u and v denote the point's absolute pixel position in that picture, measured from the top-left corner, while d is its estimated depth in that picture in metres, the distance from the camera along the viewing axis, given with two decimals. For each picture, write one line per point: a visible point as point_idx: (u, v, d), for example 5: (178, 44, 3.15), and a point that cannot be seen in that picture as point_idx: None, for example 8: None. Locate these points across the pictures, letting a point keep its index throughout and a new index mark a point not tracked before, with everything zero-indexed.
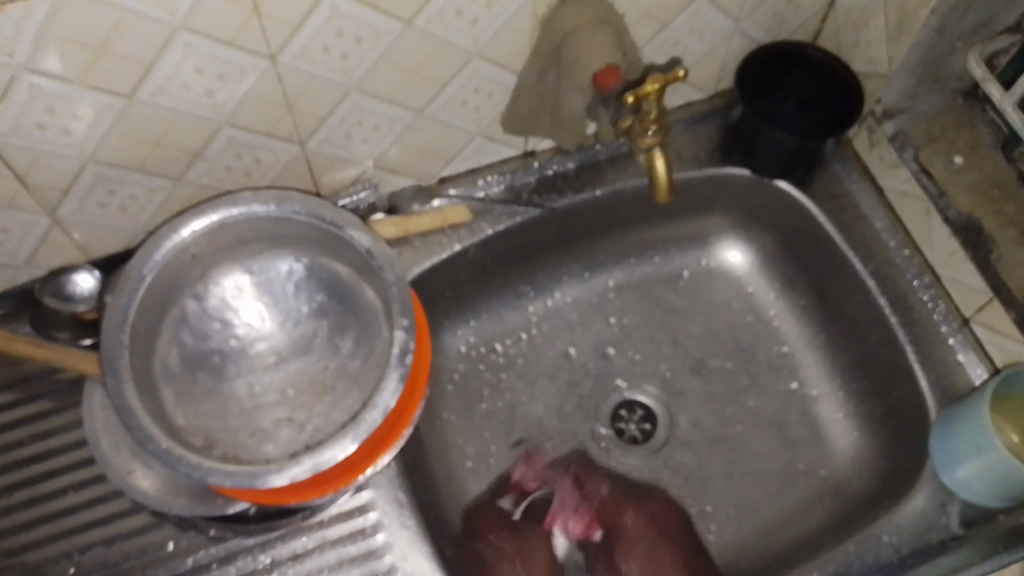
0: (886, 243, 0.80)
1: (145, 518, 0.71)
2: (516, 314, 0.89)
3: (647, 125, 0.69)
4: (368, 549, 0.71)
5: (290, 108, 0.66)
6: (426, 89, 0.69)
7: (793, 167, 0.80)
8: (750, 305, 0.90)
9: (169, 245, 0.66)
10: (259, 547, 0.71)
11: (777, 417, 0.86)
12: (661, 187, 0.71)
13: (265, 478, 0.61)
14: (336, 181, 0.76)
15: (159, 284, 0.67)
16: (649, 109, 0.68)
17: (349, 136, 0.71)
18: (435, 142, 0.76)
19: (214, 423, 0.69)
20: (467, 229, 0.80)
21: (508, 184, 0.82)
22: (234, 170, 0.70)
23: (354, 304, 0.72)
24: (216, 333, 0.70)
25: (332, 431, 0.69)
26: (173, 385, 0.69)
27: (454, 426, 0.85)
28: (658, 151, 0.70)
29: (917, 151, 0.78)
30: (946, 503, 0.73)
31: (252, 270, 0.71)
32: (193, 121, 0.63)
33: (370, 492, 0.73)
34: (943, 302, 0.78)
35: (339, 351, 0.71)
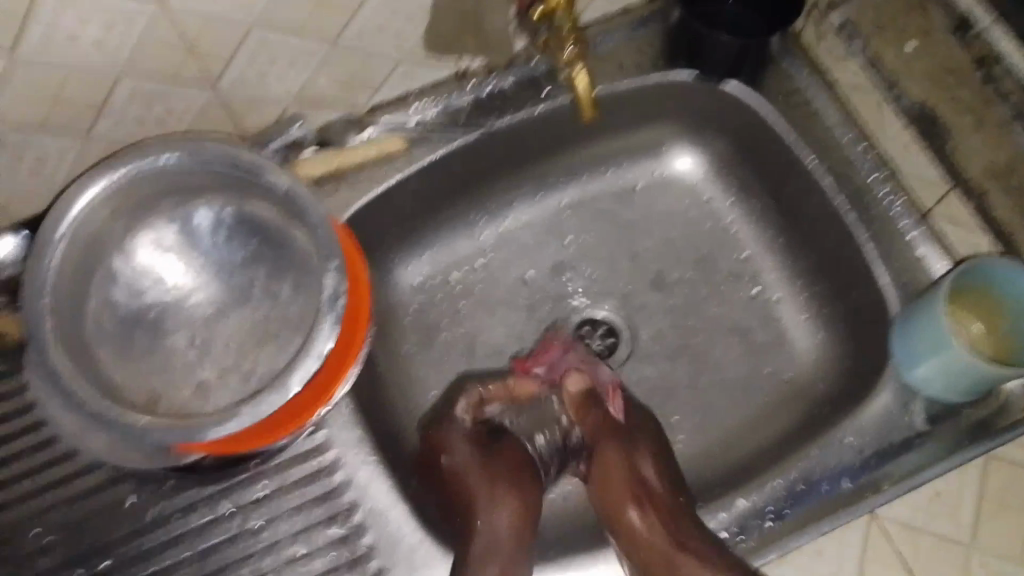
0: (840, 138, 0.77)
1: (103, 477, 0.71)
2: (469, 241, 0.87)
3: (562, 40, 0.65)
4: (327, 489, 0.70)
5: (192, 51, 0.62)
6: (338, 17, 0.65)
7: (737, 69, 0.77)
8: (707, 213, 0.88)
9: (82, 203, 0.64)
10: (220, 494, 0.71)
11: (740, 324, 0.85)
12: (586, 104, 0.67)
13: (204, 431, 0.60)
14: (259, 120, 0.73)
15: (79, 245, 0.65)
16: (562, 23, 0.64)
17: (264, 74, 0.68)
18: (358, 71, 0.72)
19: (156, 380, 0.68)
20: (403, 158, 0.77)
21: (444, 107, 0.78)
22: (147, 120, 0.67)
23: (287, 247, 0.70)
24: (150, 288, 0.69)
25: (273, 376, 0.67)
26: (110, 345, 0.67)
27: (414, 359, 0.84)
28: (580, 66, 0.66)
29: (865, 42, 0.76)
30: (909, 402, 0.71)
31: (176, 221, 0.69)
32: (89, 75, 0.60)
33: (325, 433, 0.71)
34: (901, 197, 0.75)
35: (278, 297, 0.70)
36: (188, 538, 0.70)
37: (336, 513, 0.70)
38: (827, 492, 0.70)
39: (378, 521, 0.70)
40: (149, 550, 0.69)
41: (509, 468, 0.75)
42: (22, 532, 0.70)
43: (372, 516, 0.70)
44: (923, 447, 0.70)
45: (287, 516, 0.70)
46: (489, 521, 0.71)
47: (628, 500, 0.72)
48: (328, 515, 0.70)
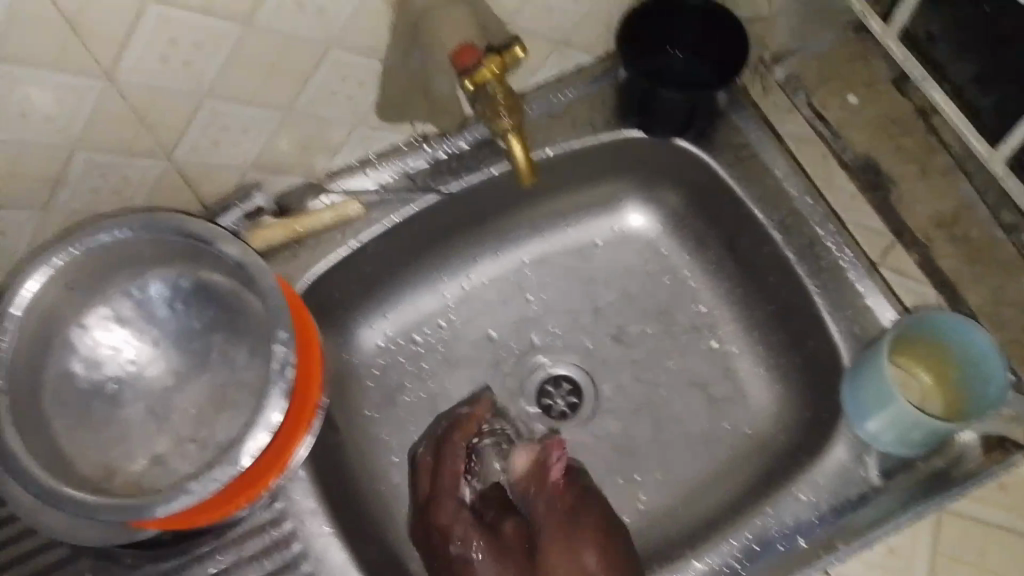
0: (789, 192, 0.76)
1: (61, 553, 0.70)
2: (431, 300, 0.88)
3: (497, 108, 0.67)
4: (285, 561, 0.70)
5: (144, 123, 0.63)
6: (289, 85, 0.67)
7: (691, 121, 0.77)
8: (665, 267, 0.89)
9: (37, 279, 0.64)
10: (175, 570, 0.70)
11: (701, 376, 0.85)
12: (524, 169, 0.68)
13: (152, 508, 0.61)
14: (216, 188, 0.74)
15: (34, 321, 0.65)
16: (495, 91, 0.66)
17: (217, 143, 0.68)
18: (314, 137, 0.74)
19: (113, 452, 0.68)
20: (361, 222, 0.78)
21: (402, 170, 0.80)
22: (103, 192, 0.67)
23: (243, 315, 0.70)
24: (109, 360, 0.69)
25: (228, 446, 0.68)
26: (67, 418, 0.67)
27: (377, 422, 0.84)
28: (515, 134, 0.68)
29: (809, 94, 0.78)
30: (863, 454, 0.73)
31: (133, 293, 0.70)
32: (43, 151, 0.60)
33: (282, 503, 0.72)
34: (850, 248, 0.74)
35: (235, 364, 0.70)
36: None
37: None
38: (784, 549, 0.71)
39: None
40: None
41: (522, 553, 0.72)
42: None
43: None
44: (877, 501, 0.70)
45: None
46: None
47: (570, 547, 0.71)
48: None
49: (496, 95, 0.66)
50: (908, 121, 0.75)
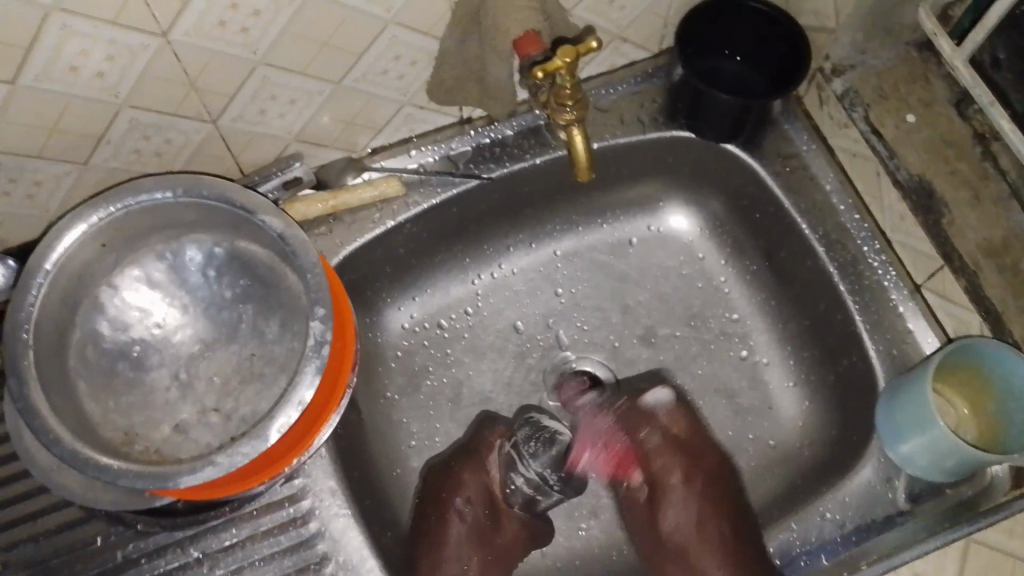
0: (835, 206, 0.77)
1: (74, 514, 0.69)
2: (461, 286, 0.87)
3: (562, 100, 0.65)
4: (300, 539, 0.69)
5: (193, 85, 0.61)
6: (342, 59, 0.65)
7: (738, 130, 0.76)
8: (700, 271, 0.88)
9: (74, 235, 0.63)
10: (190, 540, 0.69)
11: (727, 385, 0.84)
12: (582, 163, 0.68)
13: (177, 478, 0.59)
14: (256, 156, 0.72)
15: (65, 278, 0.64)
16: (564, 82, 0.64)
17: (263, 111, 0.67)
18: (360, 112, 0.72)
19: (135, 417, 0.67)
20: (400, 202, 0.77)
21: (443, 153, 0.79)
22: (144, 152, 0.66)
23: (276, 288, 0.69)
24: (136, 323, 0.68)
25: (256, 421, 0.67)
26: (91, 378, 0.66)
27: (398, 405, 0.83)
28: (577, 128, 0.67)
29: (866, 110, 0.76)
30: (893, 478, 0.72)
31: (166, 257, 0.68)
32: (91, 106, 0.59)
33: (302, 480, 0.70)
34: (894, 269, 0.74)
35: (264, 337, 0.69)
36: None
37: (307, 564, 0.69)
38: (805, 566, 0.71)
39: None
40: None
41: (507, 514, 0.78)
42: None
43: (343, 569, 0.69)
44: (904, 526, 0.70)
45: (259, 564, 0.69)
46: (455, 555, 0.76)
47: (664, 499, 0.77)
48: (297, 567, 0.69)
49: (563, 87, 0.64)
50: (963, 144, 0.74)
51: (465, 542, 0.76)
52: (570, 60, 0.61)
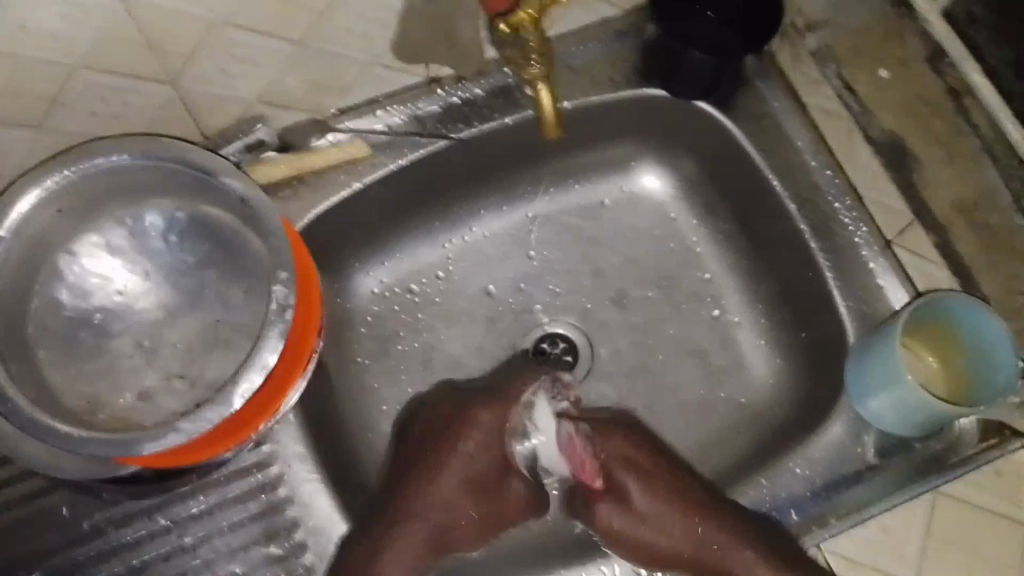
0: (807, 163, 0.75)
1: (38, 483, 0.68)
2: (432, 250, 0.86)
3: (528, 55, 0.63)
4: (269, 505, 0.69)
5: (149, 45, 0.59)
6: (305, 17, 0.63)
7: (714, 88, 0.76)
8: (671, 232, 0.87)
9: (30, 199, 0.60)
10: (158, 508, 0.68)
11: (700, 345, 0.84)
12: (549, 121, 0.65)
13: (140, 445, 0.58)
14: (218, 119, 0.70)
15: (22, 242, 0.62)
16: (529, 36, 0.62)
17: (224, 71, 0.65)
18: (325, 73, 0.70)
19: (99, 385, 0.66)
20: (367, 164, 0.76)
21: (410, 113, 0.76)
22: (101, 115, 0.64)
23: (241, 253, 0.67)
24: (97, 289, 0.66)
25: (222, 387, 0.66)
26: (51, 347, 0.65)
27: (370, 370, 0.83)
28: (544, 85, 0.64)
29: (839, 67, 0.76)
30: (862, 434, 0.72)
31: (126, 222, 0.67)
32: (41, 66, 0.57)
33: (270, 446, 0.70)
34: (865, 226, 0.73)
35: (230, 302, 0.68)
36: (123, 552, 0.67)
37: (277, 529, 0.68)
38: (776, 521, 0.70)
39: (320, 539, 0.69)
40: (82, 561, 0.67)
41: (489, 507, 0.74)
42: None
43: (314, 534, 0.69)
44: (873, 481, 0.70)
45: (228, 530, 0.68)
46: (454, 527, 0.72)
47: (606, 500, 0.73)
48: (266, 533, 0.68)
49: (529, 40, 0.63)
50: (936, 102, 0.71)
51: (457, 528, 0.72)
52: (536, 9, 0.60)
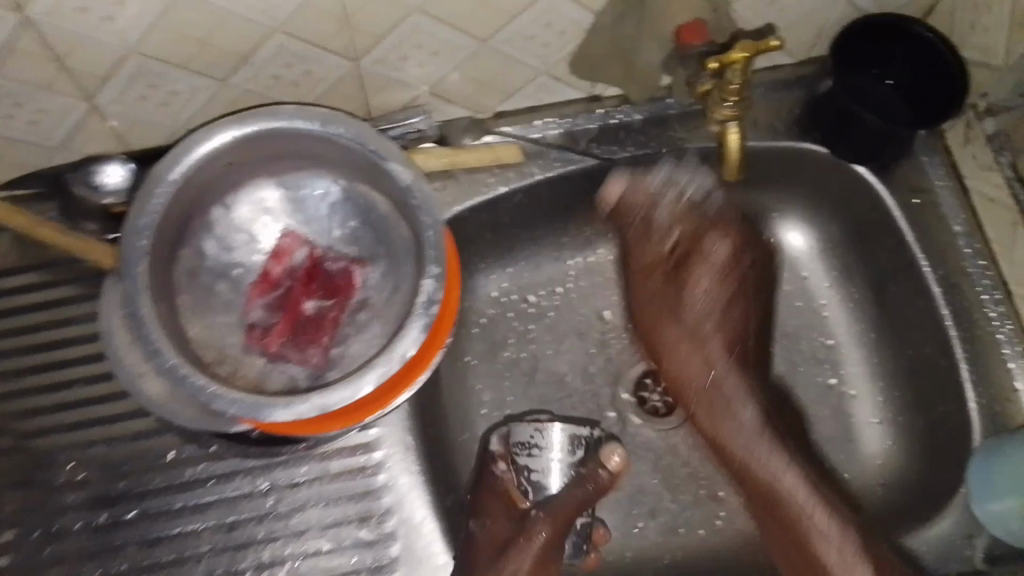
0: (960, 250, 0.74)
1: (150, 424, 0.69)
2: (555, 265, 0.85)
3: (726, 94, 0.64)
4: (366, 489, 0.69)
5: (345, 21, 0.60)
6: (495, 18, 0.64)
7: (878, 154, 0.74)
8: (804, 291, 0.85)
9: (202, 151, 0.61)
10: (260, 471, 0.69)
11: (809, 412, 0.83)
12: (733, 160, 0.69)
13: (271, 411, 0.58)
14: (386, 102, 0.72)
15: (187, 188, 0.63)
16: (732, 79, 0.63)
17: (405, 57, 0.66)
18: (496, 75, 0.71)
19: (229, 340, 0.67)
20: (516, 171, 0.77)
21: (567, 127, 0.78)
22: (281, 79, 0.65)
23: (390, 235, 0.69)
24: (241, 246, 0.68)
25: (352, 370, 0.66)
26: (192, 294, 0.66)
27: (474, 371, 0.82)
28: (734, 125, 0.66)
29: (1015, 157, 0.72)
30: (973, 535, 0.70)
31: (285, 184, 0.68)
32: (243, 24, 0.58)
33: (377, 431, 0.70)
34: (1010, 322, 0.71)
35: (366, 282, 0.69)
36: (218, 507, 0.68)
37: (370, 515, 0.68)
38: None
39: (409, 533, 0.68)
40: (179, 509, 0.68)
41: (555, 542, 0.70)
42: (58, 462, 0.69)
43: (405, 526, 0.68)
44: None
45: (324, 506, 0.68)
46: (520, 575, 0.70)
47: (675, 342, 0.81)
48: (360, 516, 0.68)
49: (733, 83, 0.63)
50: None
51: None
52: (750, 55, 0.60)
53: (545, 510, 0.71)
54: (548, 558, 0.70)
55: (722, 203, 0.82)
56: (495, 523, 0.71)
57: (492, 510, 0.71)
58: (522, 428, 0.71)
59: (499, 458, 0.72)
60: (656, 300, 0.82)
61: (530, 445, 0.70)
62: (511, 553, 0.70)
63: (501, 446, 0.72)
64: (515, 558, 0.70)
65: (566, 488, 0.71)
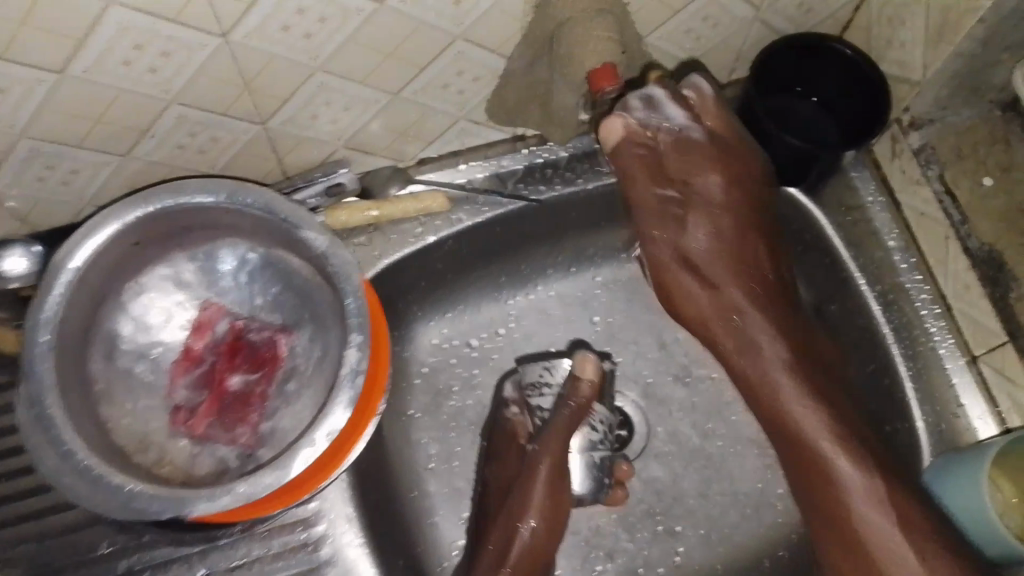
0: (895, 262, 0.74)
1: (80, 515, 0.66)
2: (495, 307, 0.83)
3: None
4: (310, 567, 0.67)
5: (247, 86, 0.58)
6: (405, 72, 0.61)
7: (803, 177, 0.75)
8: None
9: (104, 235, 0.58)
10: (198, 556, 0.67)
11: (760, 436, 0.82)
12: None
13: (194, 503, 0.56)
14: (302, 159, 0.69)
15: (93, 273, 0.60)
16: None
17: (315, 116, 0.64)
18: (414, 123, 0.69)
19: (153, 424, 0.64)
20: (444, 218, 0.74)
21: (493, 170, 0.76)
22: (186, 148, 0.62)
23: (314, 298, 0.67)
24: (159, 325, 0.65)
25: (283, 449, 0.63)
26: (109, 380, 0.63)
27: (420, 424, 0.80)
28: None
29: (942, 169, 0.71)
30: None
31: (197, 257, 0.66)
32: (137, 99, 0.55)
33: (316, 505, 0.68)
34: (951, 337, 0.72)
35: (293, 350, 0.66)
36: None
37: None
38: None
39: None
40: None
41: (557, 489, 0.73)
42: None
43: None
44: None
45: None
46: (525, 527, 0.72)
47: (690, 287, 0.74)
48: None
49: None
50: None
51: (539, 523, 0.73)
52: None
53: (544, 437, 0.74)
54: (558, 489, 0.73)
55: (708, 141, 0.71)
56: (503, 465, 0.77)
57: (501, 455, 0.77)
58: (532, 371, 0.79)
59: (511, 403, 0.79)
60: (667, 247, 0.74)
61: (540, 383, 0.78)
62: (515, 486, 0.74)
63: (515, 395, 0.79)
64: (518, 494, 0.73)
65: (557, 421, 0.74)
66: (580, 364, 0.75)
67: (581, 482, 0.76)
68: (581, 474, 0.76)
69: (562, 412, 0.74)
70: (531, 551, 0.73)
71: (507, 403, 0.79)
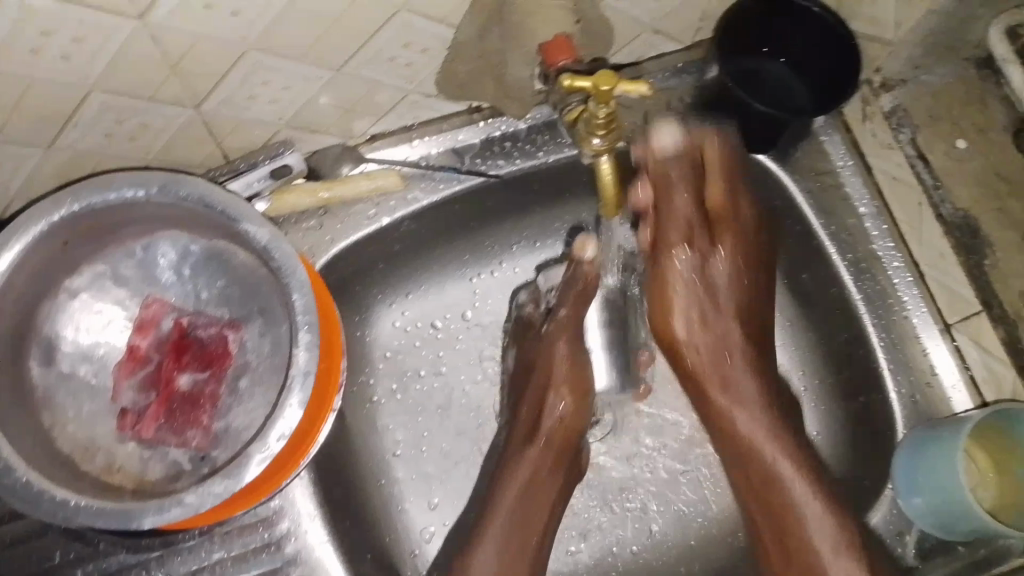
0: (868, 230, 0.72)
1: (32, 524, 0.65)
2: (459, 285, 0.80)
3: (593, 128, 0.55)
4: (275, 566, 0.66)
5: (174, 70, 0.53)
6: (346, 46, 0.57)
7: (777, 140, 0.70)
8: None
9: (28, 237, 0.54)
10: (156, 562, 0.66)
11: None
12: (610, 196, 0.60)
13: (141, 517, 0.54)
14: (244, 142, 0.65)
15: (21, 276, 0.56)
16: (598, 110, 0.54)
17: (253, 96, 0.59)
18: (362, 99, 0.65)
19: (100, 429, 0.61)
20: (398, 197, 0.72)
21: (449, 144, 0.72)
22: (115, 137, 0.58)
23: (262, 289, 0.63)
24: (99, 326, 0.62)
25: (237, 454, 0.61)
26: (49, 386, 0.60)
27: (385, 409, 0.78)
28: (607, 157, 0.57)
29: (915, 131, 0.70)
30: (904, 532, 0.70)
31: (136, 252, 0.63)
32: (54, 89, 0.51)
33: (279, 502, 0.67)
34: (924, 302, 0.71)
35: (244, 345, 0.63)
36: None
37: None
38: None
39: None
40: None
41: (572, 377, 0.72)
42: None
43: None
44: None
45: None
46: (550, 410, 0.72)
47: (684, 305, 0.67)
48: None
49: (596, 117, 0.54)
50: None
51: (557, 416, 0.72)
52: (608, 88, 0.51)
53: (557, 321, 0.73)
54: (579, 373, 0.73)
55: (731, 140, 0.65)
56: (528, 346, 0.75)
57: (526, 340, 0.76)
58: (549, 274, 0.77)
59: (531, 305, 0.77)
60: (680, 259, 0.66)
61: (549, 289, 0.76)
62: (535, 372, 0.73)
63: (530, 292, 0.78)
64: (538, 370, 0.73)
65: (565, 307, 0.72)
66: (579, 248, 0.71)
67: (607, 377, 0.73)
68: (606, 368, 0.73)
69: (566, 298, 0.72)
70: (564, 425, 0.73)
71: (530, 299, 0.78)
